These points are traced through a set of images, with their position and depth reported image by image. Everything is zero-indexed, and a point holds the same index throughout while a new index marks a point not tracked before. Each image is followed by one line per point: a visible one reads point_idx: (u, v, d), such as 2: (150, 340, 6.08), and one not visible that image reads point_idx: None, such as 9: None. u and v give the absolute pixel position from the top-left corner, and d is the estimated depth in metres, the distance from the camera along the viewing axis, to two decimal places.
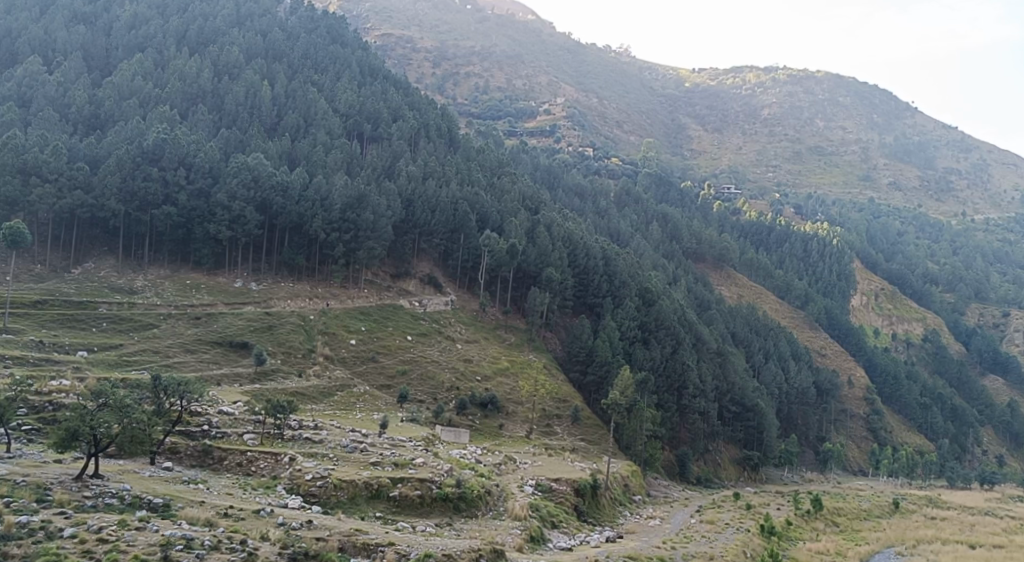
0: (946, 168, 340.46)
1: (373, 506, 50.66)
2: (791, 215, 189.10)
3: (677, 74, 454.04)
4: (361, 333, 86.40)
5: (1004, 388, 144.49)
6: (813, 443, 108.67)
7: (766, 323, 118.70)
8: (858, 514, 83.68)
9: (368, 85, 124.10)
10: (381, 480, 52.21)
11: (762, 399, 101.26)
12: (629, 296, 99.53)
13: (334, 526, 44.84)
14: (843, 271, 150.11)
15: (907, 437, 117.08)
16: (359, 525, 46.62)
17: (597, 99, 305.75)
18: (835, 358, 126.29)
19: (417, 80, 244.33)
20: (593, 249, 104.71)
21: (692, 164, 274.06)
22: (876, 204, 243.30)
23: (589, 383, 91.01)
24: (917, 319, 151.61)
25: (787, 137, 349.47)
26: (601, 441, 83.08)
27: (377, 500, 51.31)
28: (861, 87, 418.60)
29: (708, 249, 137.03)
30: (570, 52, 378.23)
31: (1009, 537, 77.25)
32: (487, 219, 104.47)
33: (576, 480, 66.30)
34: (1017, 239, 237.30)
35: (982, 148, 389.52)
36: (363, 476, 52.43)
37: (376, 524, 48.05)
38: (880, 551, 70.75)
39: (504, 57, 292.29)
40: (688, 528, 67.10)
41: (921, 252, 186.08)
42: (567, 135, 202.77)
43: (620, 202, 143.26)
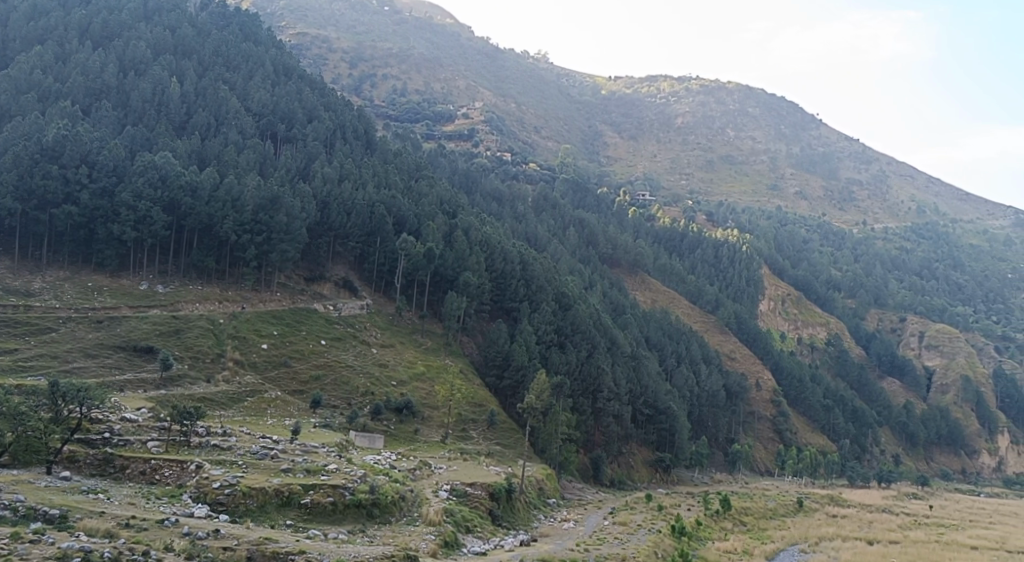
0: (848, 179, 353.48)
1: (282, 514, 49.57)
2: (702, 222, 193.63)
3: (594, 81, 459.00)
4: (273, 338, 84.69)
5: (901, 390, 150.94)
6: (722, 444, 111.34)
7: (678, 327, 121.27)
8: (765, 513, 86.11)
9: (283, 84, 121.98)
10: (292, 487, 51.21)
11: (674, 402, 103.34)
12: (545, 301, 100.23)
13: (243, 535, 43.95)
14: (752, 277, 154.32)
15: (811, 438, 121.18)
16: (268, 533, 45.69)
17: (514, 104, 306.72)
18: (744, 361, 129.65)
19: (333, 81, 241.25)
20: (510, 253, 104.98)
21: (608, 170, 278.02)
22: (783, 212, 251.09)
23: (505, 388, 91.40)
24: (822, 323, 156.87)
25: (700, 146, 357.28)
26: (516, 444, 83.38)
27: (287, 508, 50.24)
28: (769, 99, 431.63)
29: (624, 254, 139.04)
30: (489, 57, 378.80)
31: (904, 533, 80.70)
32: (404, 221, 103.90)
33: (491, 484, 66.34)
34: (912, 248, 248.27)
35: (882, 159, 406.51)
36: (273, 483, 51.30)
37: (286, 532, 47.19)
38: (784, 549, 72.96)
39: (422, 59, 290.95)
40: (601, 530, 67.99)
41: (825, 259, 192.86)
42: (485, 139, 203.13)
43: (537, 207, 143.96)
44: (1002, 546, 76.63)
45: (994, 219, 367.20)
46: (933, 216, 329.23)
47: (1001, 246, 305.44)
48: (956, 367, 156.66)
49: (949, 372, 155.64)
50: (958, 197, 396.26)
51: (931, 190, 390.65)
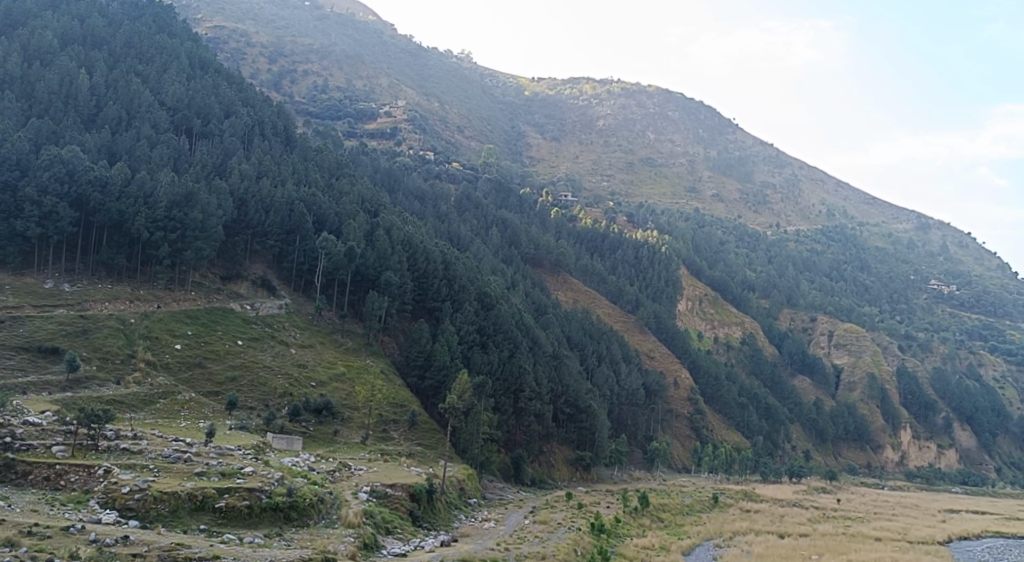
0: (762, 182, 363.51)
1: (196, 519, 48.37)
2: (623, 222, 196.38)
3: (517, 82, 460.47)
4: (187, 338, 82.38)
5: (811, 387, 155.76)
6: (641, 442, 112.97)
7: (599, 327, 122.72)
8: (681, 509, 87.90)
9: (198, 78, 118.90)
10: (206, 491, 49.92)
11: (595, 401, 104.57)
12: (468, 301, 100.06)
13: (153, 540, 42.78)
14: (670, 277, 157.13)
15: (726, 435, 124.16)
16: (180, 539, 44.50)
17: (437, 103, 305.41)
18: (662, 360, 131.73)
19: (251, 76, 236.49)
20: (433, 252, 104.44)
21: (530, 170, 279.64)
22: (701, 214, 256.59)
23: (427, 389, 91.04)
24: (737, 323, 160.47)
25: (621, 148, 362.06)
26: (438, 445, 83.17)
27: (201, 512, 49.03)
28: (688, 103, 440.55)
29: (546, 254, 139.77)
30: (411, 54, 375.97)
31: (814, 526, 83.41)
32: (325, 220, 102.44)
33: (412, 485, 65.89)
34: (823, 250, 256.60)
35: (795, 163, 419.32)
36: (186, 487, 49.98)
37: (199, 537, 46.20)
38: (700, 544, 74.59)
39: (343, 56, 287.41)
40: (522, 528, 68.30)
41: (740, 260, 197.68)
42: (407, 138, 201.74)
43: (460, 207, 143.54)
44: (904, 537, 79.82)
45: (898, 223, 382.24)
46: (841, 220, 340.90)
47: (905, 249, 318.23)
48: (863, 365, 162.29)
49: (856, 371, 161.40)
50: (866, 201, 411.13)
51: (840, 195, 404.31)
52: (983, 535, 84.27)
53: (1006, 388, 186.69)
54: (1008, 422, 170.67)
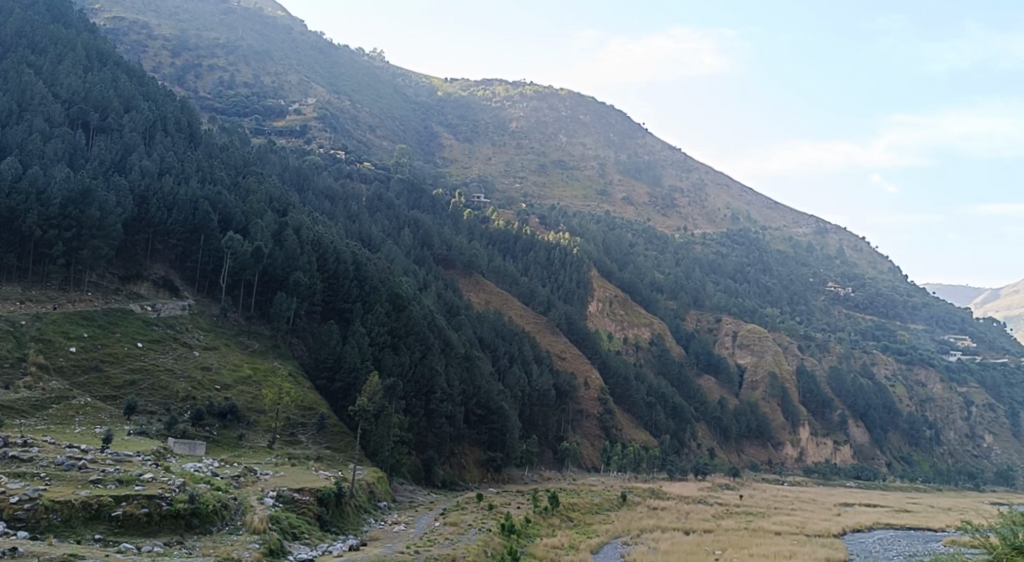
0: (671, 187, 371.55)
1: (91, 529, 46.60)
2: (534, 224, 197.70)
3: (430, 82, 458.78)
4: (82, 341, 78.90)
5: (716, 387, 159.63)
6: (552, 442, 113.67)
7: (511, 327, 123.10)
8: (590, 508, 88.87)
9: (96, 71, 114.61)
10: (102, 499, 48.13)
11: (506, 402, 104.93)
12: (379, 302, 99.01)
13: (44, 553, 41.25)
14: (581, 279, 158.85)
15: (634, 435, 126.24)
16: (74, 549, 42.91)
17: (349, 101, 301.56)
18: (573, 360, 132.47)
19: (153, 69, 229.06)
20: (344, 253, 103.02)
21: (442, 171, 279.00)
22: (611, 217, 260.28)
23: (336, 391, 89.61)
24: (646, 324, 163.27)
25: (534, 150, 364.63)
26: (347, 448, 82.06)
27: (96, 521, 47.24)
28: (599, 107, 447.17)
29: (458, 254, 139.18)
30: (322, 51, 369.81)
31: (717, 522, 85.54)
32: (231, 219, 99.79)
33: (320, 489, 64.69)
34: (727, 252, 263.77)
35: (701, 168, 430.41)
36: (81, 495, 48.04)
37: (94, 548, 44.58)
38: (608, 542, 75.61)
39: (251, 51, 281.10)
40: (431, 531, 67.90)
41: (648, 262, 201.35)
42: (317, 136, 198.67)
43: (371, 207, 142.12)
44: (802, 531, 82.53)
45: (799, 227, 395.88)
46: (745, 224, 351.47)
47: (804, 252, 330.17)
48: (765, 365, 167.37)
49: (758, 370, 166.32)
50: (769, 205, 424.66)
51: (745, 199, 416.62)
52: (874, 526, 87.90)
53: (897, 385, 195.24)
54: (899, 418, 178.59)
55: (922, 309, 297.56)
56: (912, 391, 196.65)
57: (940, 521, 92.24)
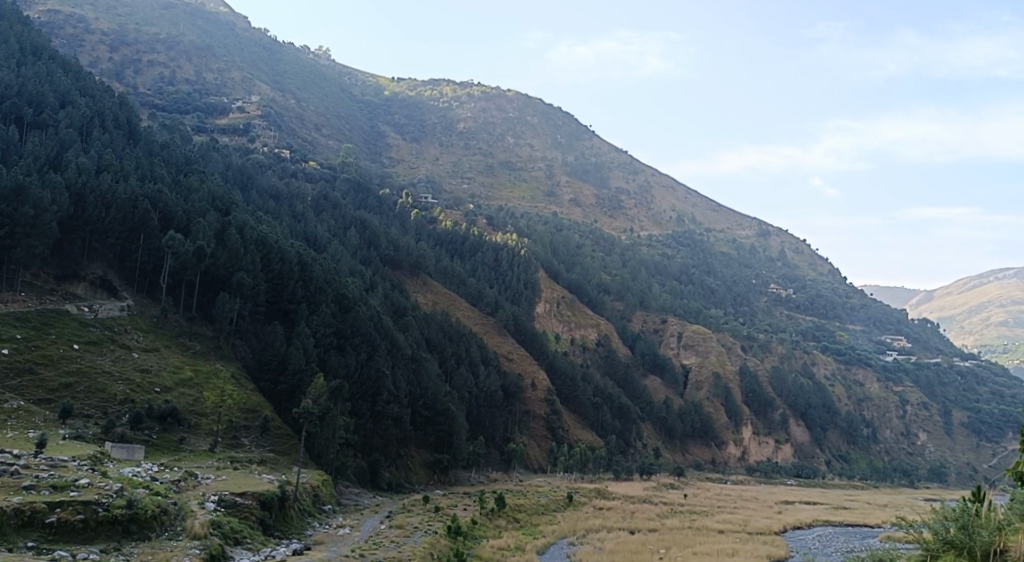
0: (617, 189, 374.78)
1: (24, 537, 45.16)
2: (481, 225, 197.59)
3: (377, 82, 455.48)
4: (16, 342, 76.14)
5: (662, 387, 161.27)
6: (499, 444, 113.50)
7: (458, 328, 122.75)
8: (537, 509, 88.97)
9: (29, 65, 111.25)
10: (35, 505, 46.68)
11: (453, 404, 104.67)
12: (324, 303, 98.12)
13: None
14: (528, 280, 159.05)
15: (580, 435, 126.98)
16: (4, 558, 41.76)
17: (294, 100, 298.07)
18: (520, 362, 132.52)
19: (89, 64, 223.19)
20: (289, 253, 101.65)
21: (389, 171, 277.28)
22: (558, 218, 261.38)
23: (280, 393, 88.21)
24: (592, 325, 164.16)
25: (482, 151, 364.69)
26: (291, 451, 80.91)
27: (29, 529, 45.82)
28: (547, 108, 449.11)
29: (406, 255, 138.12)
30: (267, 48, 364.92)
31: (662, 521, 86.38)
32: (172, 218, 97.66)
33: (263, 493, 63.61)
34: (672, 254, 266.96)
35: (647, 170, 435.16)
36: (13, 502, 46.56)
37: (27, 556, 43.19)
38: (554, 542, 75.91)
39: (193, 47, 275.84)
40: (376, 534, 67.30)
41: (595, 264, 202.66)
42: (261, 135, 195.88)
43: (317, 207, 140.55)
44: (744, 528, 83.80)
45: (741, 229, 402.22)
46: (689, 226, 355.95)
47: (747, 254, 335.99)
48: (708, 365, 169.75)
49: (702, 370, 168.54)
50: (713, 207, 431.14)
51: (690, 200, 422.30)
52: (814, 523, 89.71)
53: (836, 385, 199.56)
54: (838, 417, 182.50)
55: (859, 310, 304.91)
56: (850, 390, 200.97)
57: (876, 517, 94.51)
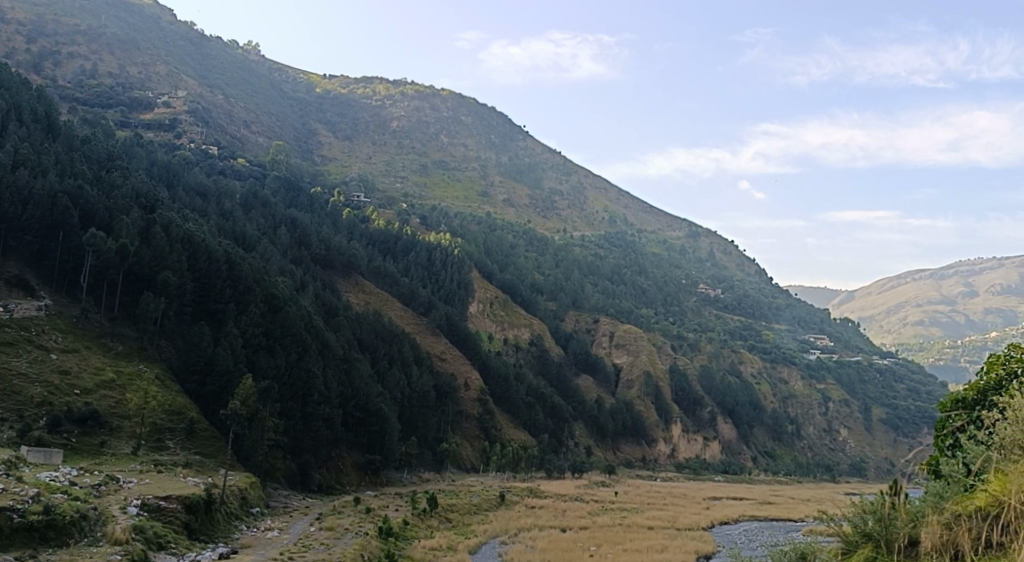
0: (550, 190, 377.09)
1: None
2: (414, 225, 196.68)
3: (308, 78, 449.61)
4: None
5: (594, 386, 162.74)
6: (432, 444, 112.91)
7: (390, 328, 122.03)
8: (469, 509, 88.86)
9: None
10: None
11: (385, 404, 104.02)
12: (253, 303, 96.34)
13: None
14: (462, 280, 159.04)
15: (513, 434, 127.47)
16: None
17: (222, 96, 292.09)
18: (453, 362, 132.10)
19: (5, 55, 215.01)
20: (216, 252, 99.59)
21: (321, 169, 274.10)
22: (491, 218, 261.94)
23: (206, 394, 86.23)
24: (526, 324, 164.73)
25: (415, 150, 363.18)
26: (217, 453, 79.09)
27: None
28: (481, 109, 449.66)
29: (337, 254, 136.47)
30: (194, 42, 356.35)
31: (593, 518, 87.19)
32: (94, 215, 94.65)
33: (188, 496, 62.09)
34: (604, 254, 270.07)
35: (581, 171, 439.37)
36: None
37: None
38: (486, 542, 75.80)
39: (117, 41, 268.21)
40: (306, 536, 66.34)
41: (528, 264, 203.71)
42: (187, 131, 191.69)
43: (246, 206, 137.93)
44: (673, 525, 85.07)
45: (672, 230, 408.78)
46: (622, 228, 360.61)
47: (677, 255, 341.88)
48: (639, 364, 171.92)
49: (633, 369, 170.77)
50: (645, 208, 437.70)
51: (622, 202, 427.81)
52: (740, 518, 91.61)
53: (762, 383, 204.40)
54: (764, 414, 186.95)
55: (784, 310, 313.08)
56: (776, 388, 206.12)
57: (800, 511, 96.99)
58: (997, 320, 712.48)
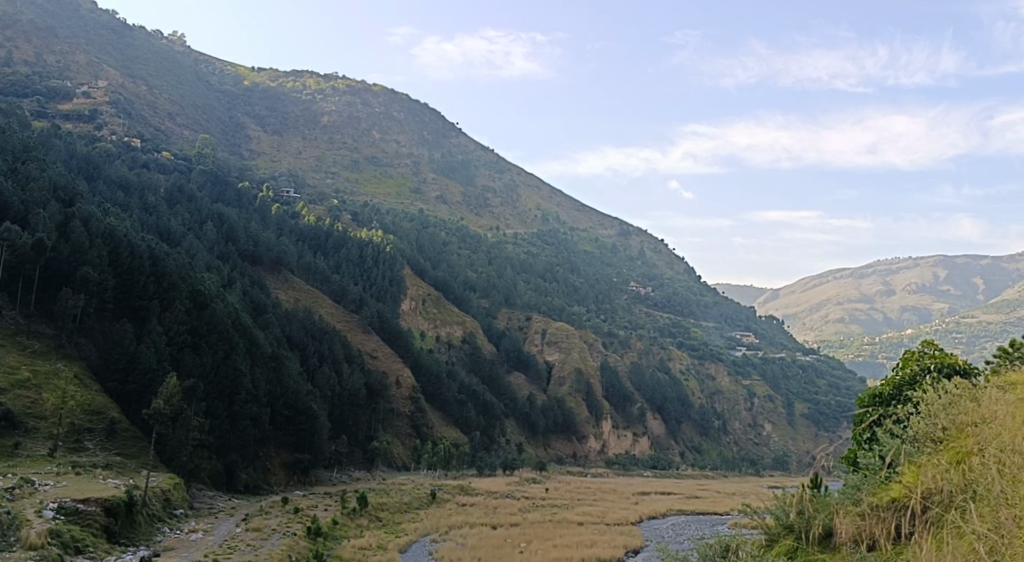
0: (484, 187, 377.01)
1: None
2: (346, 221, 194.54)
3: (236, 71, 440.54)
4: None
5: (526, 383, 163.33)
6: (362, 442, 111.71)
7: (321, 326, 120.46)
8: (400, 508, 88.25)
9: None
10: None
11: (315, 402, 102.64)
12: (178, 300, 93.88)
13: None
14: (393, 277, 157.84)
15: (445, 432, 127.11)
16: None
17: (146, 87, 284.25)
18: (385, 360, 130.91)
19: None
20: (139, 247, 96.67)
21: (249, 164, 268.95)
22: (423, 215, 260.79)
23: (129, 394, 83.63)
24: (458, 322, 164.44)
25: (347, 146, 359.12)
26: (139, 454, 76.77)
27: None
28: (413, 105, 447.17)
29: (265, 251, 134.12)
30: (117, 31, 345.56)
31: (524, 515, 87.50)
32: (8, 208, 90.84)
33: (108, 498, 60.21)
34: (536, 251, 271.31)
35: (514, 169, 440.78)
36: None
37: None
38: (416, 540, 75.34)
39: (34, 28, 258.36)
40: (232, 538, 65.04)
41: (460, 261, 203.36)
42: (108, 123, 185.98)
43: (170, 200, 134.58)
44: (604, 520, 85.86)
45: (604, 229, 412.89)
46: (554, 226, 363.04)
47: (608, 253, 345.67)
48: (571, 361, 173.16)
49: (565, 366, 171.93)
50: (577, 207, 441.47)
51: (555, 200, 430.70)
52: (668, 513, 92.96)
53: (690, 379, 208.06)
54: (691, 410, 190.25)
55: (712, 309, 319.37)
56: (703, 385, 210.03)
57: (726, 505, 98.98)
58: (914, 317, 739.31)
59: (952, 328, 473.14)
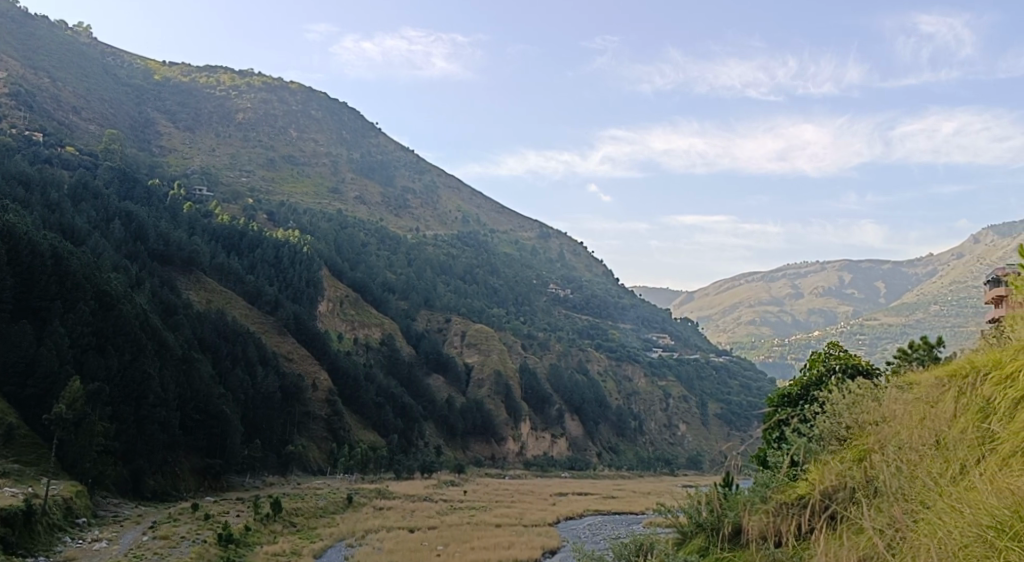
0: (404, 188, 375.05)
1: None
2: (261, 221, 190.84)
3: (146, 65, 427.12)
4: None
5: (445, 385, 162.86)
6: (277, 446, 109.31)
7: (234, 327, 117.61)
8: (314, 512, 86.73)
9: None
10: None
11: (227, 406, 100.28)
12: (82, 300, 90.37)
13: None
14: (311, 278, 155.28)
15: (362, 435, 125.68)
16: None
17: (50, 79, 273.03)
18: (301, 362, 128.60)
19: None
20: (40, 245, 92.38)
21: (160, 160, 261.16)
22: (341, 215, 257.85)
23: (28, 398, 79.68)
24: (376, 324, 163.05)
25: (264, 145, 352.14)
26: (39, 461, 73.10)
27: None
28: (332, 104, 441.69)
29: (177, 251, 130.28)
30: (18, 21, 330.95)
31: (441, 518, 87.04)
32: None
33: (5, 507, 57.35)
34: (455, 253, 271.12)
35: (434, 170, 439.75)
36: None
37: None
38: (331, 545, 74.10)
39: None
40: (138, 546, 62.77)
41: (380, 263, 201.78)
42: (7, 116, 177.85)
43: (75, 197, 129.28)
44: (521, 521, 86.06)
45: (524, 231, 415.62)
46: (474, 227, 363.62)
47: (528, 254, 348.14)
48: (490, 363, 173.51)
49: (484, 368, 172.12)
50: (498, 208, 443.22)
51: (476, 201, 431.44)
52: (584, 513, 93.80)
53: (607, 380, 211.01)
54: (609, 411, 192.82)
55: (629, 310, 324.73)
56: (620, 386, 213.16)
57: (641, 504, 100.45)
58: (821, 319, 766.41)
59: (856, 330, 492.36)
